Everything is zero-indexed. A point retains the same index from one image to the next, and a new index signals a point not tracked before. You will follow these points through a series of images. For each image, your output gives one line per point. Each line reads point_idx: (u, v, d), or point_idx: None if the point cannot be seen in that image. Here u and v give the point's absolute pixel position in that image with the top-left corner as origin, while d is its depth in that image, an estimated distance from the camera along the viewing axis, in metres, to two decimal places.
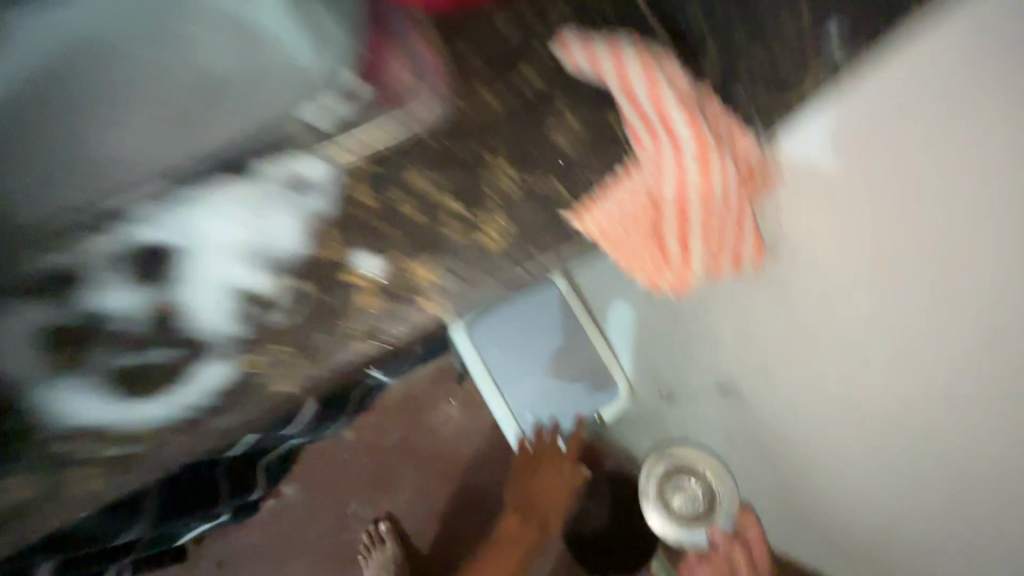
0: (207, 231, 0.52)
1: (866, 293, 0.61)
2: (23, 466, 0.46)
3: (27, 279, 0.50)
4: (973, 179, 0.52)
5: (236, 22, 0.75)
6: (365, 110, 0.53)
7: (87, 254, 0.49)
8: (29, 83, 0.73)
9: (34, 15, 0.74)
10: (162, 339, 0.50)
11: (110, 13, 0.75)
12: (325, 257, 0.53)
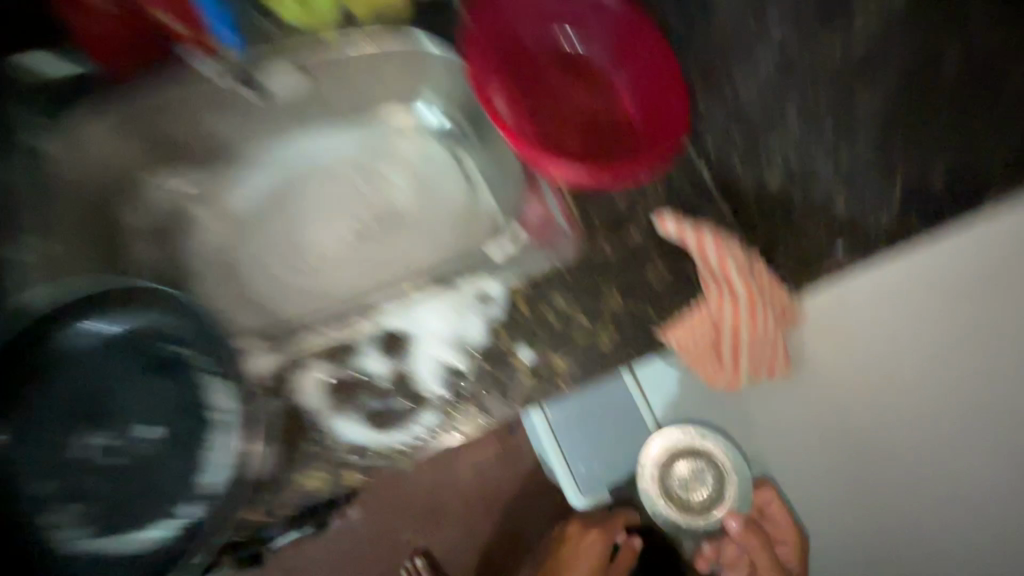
0: (428, 325, 0.82)
1: (863, 404, 0.87)
2: (318, 465, 0.73)
3: (315, 346, 0.78)
4: (925, 342, 0.77)
5: (421, 175, 1.09)
6: (531, 253, 0.87)
7: (359, 335, 0.79)
8: (271, 198, 1.03)
9: (282, 150, 1.04)
10: (398, 392, 0.78)
11: (334, 155, 1.07)
12: (499, 347, 0.81)
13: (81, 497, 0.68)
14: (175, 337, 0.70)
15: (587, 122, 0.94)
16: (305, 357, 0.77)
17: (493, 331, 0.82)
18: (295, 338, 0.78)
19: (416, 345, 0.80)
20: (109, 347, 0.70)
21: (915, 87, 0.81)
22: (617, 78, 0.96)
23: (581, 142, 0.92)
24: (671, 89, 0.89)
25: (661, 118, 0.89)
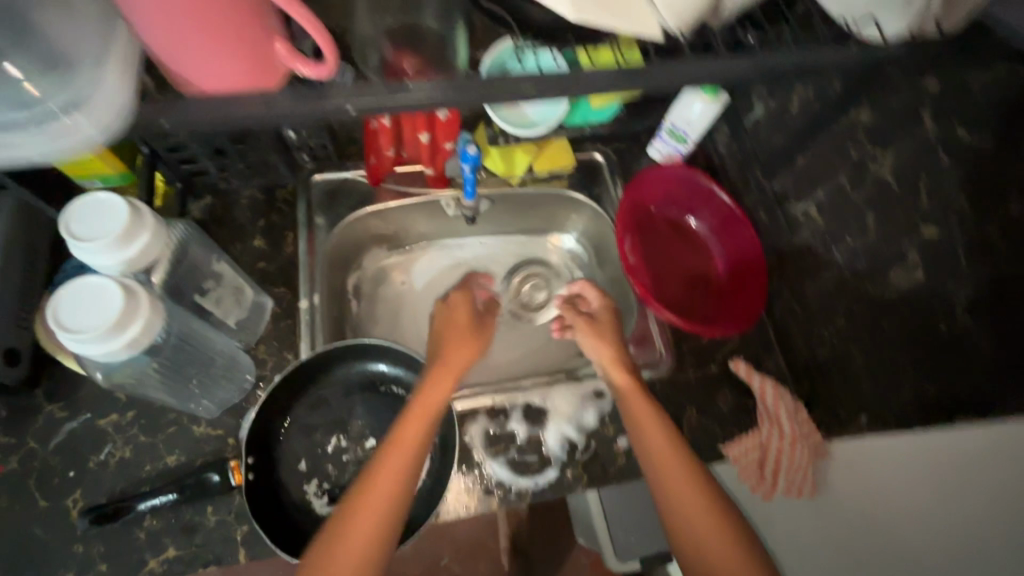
0: (558, 405, 1.13)
1: (894, 542, 0.87)
2: (472, 491, 1.05)
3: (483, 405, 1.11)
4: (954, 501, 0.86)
5: (551, 282, 1.41)
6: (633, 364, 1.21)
7: (512, 403, 1.12)
8: (439, 280, 1.37)
9: (451, 246, 1.40)
10: (531, 449, 1.09)
11: (490, 256, 1.41)
12: (604, 432, 1.12)
13: (317, 475, 1.02)
14: (397, 380, 1.07)
15: (691, 280, 1.27)
16: (474, 412, 1.11)
17: (603, 419, 1.13)
18: (466, 395, 1.12)
19: (550, 417, 1.12)
20: (363, 381, 1.07)
21: (978, 291, 0.84)
22: (718, 251, 1.27)
23: (683, 295, 1.24)
24: (758, 273, 1.19)
25: (749, 291, 1.18)
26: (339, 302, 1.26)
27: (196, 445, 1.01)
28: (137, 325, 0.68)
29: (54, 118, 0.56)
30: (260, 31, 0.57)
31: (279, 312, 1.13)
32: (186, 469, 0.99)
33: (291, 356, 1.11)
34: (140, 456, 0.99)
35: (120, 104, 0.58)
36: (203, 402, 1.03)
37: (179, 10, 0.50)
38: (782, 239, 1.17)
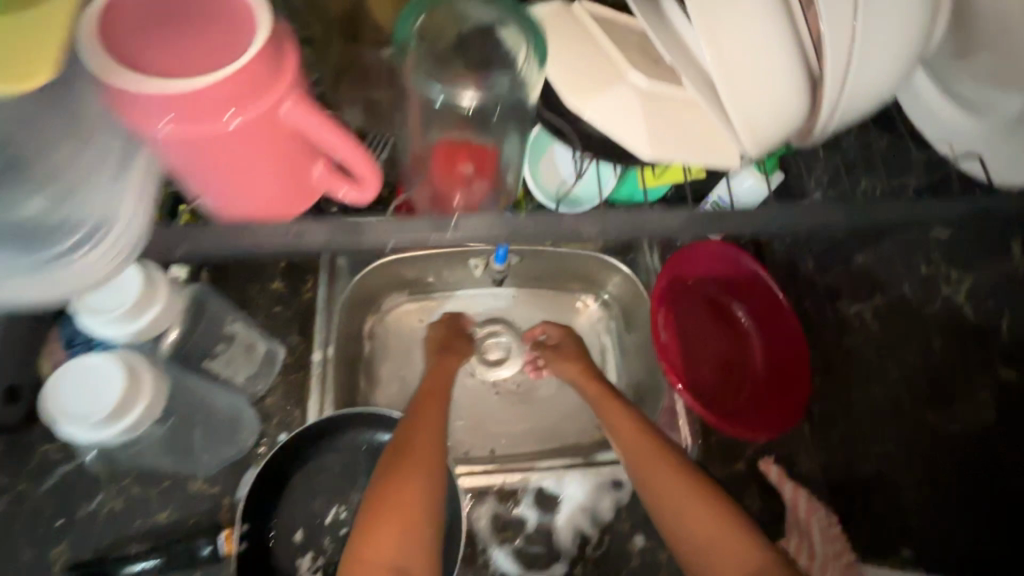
0: (572, 491, 1.06)
1: None
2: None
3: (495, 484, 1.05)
4: None
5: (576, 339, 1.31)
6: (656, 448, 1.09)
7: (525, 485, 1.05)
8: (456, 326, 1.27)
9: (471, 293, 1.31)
10: (538, 540, 1.02)
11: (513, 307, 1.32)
12: (620, 527, 1.04)
13: (312, 548, 0.96)
14: None
15: (728, 367, 1.15)
16: (483, 492, 1.05)
17: (618, 511, 1.05)
18: (478, 472, 1.06)
19: (563, 504, 1.05)
20: (369, 450, 1.00)
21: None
22: (758, 339, 1.15)
23: (719, 384, 1.13)
24: (801, 368, 1.08)
25: (789, 389, 1.08)
26: (353, 346, 1.19)
27: (191, 502, 0.96)
28: (139, 410, 0.63)
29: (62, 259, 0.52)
30: (300, 160, 0.54)
31: (289, 363, 1.07)
32: (177, 530, 0.94)
33: (298, 411, 1.04)
34: (132, 509, 0.94)
35: (125, 244, 0.54)
36: (204, 458, 0.98)
37: (211, 147, 0.49)
38: (833, 337, 1.06)
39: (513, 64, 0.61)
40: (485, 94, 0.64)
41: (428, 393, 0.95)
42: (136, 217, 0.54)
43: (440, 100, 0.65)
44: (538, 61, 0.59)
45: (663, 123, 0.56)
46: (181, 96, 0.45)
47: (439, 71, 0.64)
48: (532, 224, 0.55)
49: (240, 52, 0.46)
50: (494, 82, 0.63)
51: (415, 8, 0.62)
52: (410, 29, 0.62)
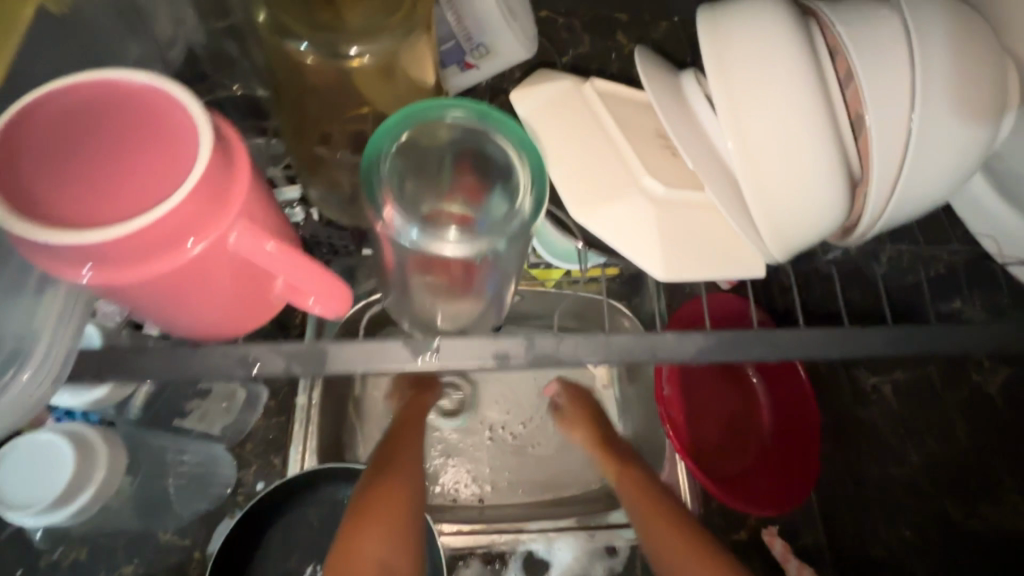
0: (562, 556, 0.81)
1: None
2: None
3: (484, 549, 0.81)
4: None
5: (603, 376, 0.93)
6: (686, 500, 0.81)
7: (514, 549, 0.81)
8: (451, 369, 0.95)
9: None
10: None
11: None
12: None
13: None
14: None
15: (732, 429, 0.84)
16: (467, 554, 0.81)
17: None
18: (463, 531, 0.82)
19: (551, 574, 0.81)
20: None
21: None
22: (765, 398, 0.85)
23: (717, 447, 0.82)
24: (813, 439, 0.78)
25: (793, 465, 0.77)
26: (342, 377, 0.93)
27: (156, 559, 0.73)
28: (89, 495, 0.58)
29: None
30: (262, 292, 0.35)
31: (274, 405, 0.82)
32: None
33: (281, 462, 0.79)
34: (93, 561, 0.71)
35: (28, 405, 0.33)
36: (174, 506, 0.75)
37: (148, 291, 0.30)
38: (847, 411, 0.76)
39: (523, 215, 0.32)
40: (485, 233, 0.31)
41: (402, 430, 0.63)
42: (54, 359, 0.34)
43: (404, 238, 0.32)
44: (540, 203, 0.32)
45: (688, 237, 0.41)
46: (92, 245, 0.26)
47: (402, 199, 0.32)
48: (521, 349, 0.39)
49: (178, 175, 0.27)
50: (489, 227, 0.32)
51: (391, 126, 0.33)
52: (385, 156, 0.32)
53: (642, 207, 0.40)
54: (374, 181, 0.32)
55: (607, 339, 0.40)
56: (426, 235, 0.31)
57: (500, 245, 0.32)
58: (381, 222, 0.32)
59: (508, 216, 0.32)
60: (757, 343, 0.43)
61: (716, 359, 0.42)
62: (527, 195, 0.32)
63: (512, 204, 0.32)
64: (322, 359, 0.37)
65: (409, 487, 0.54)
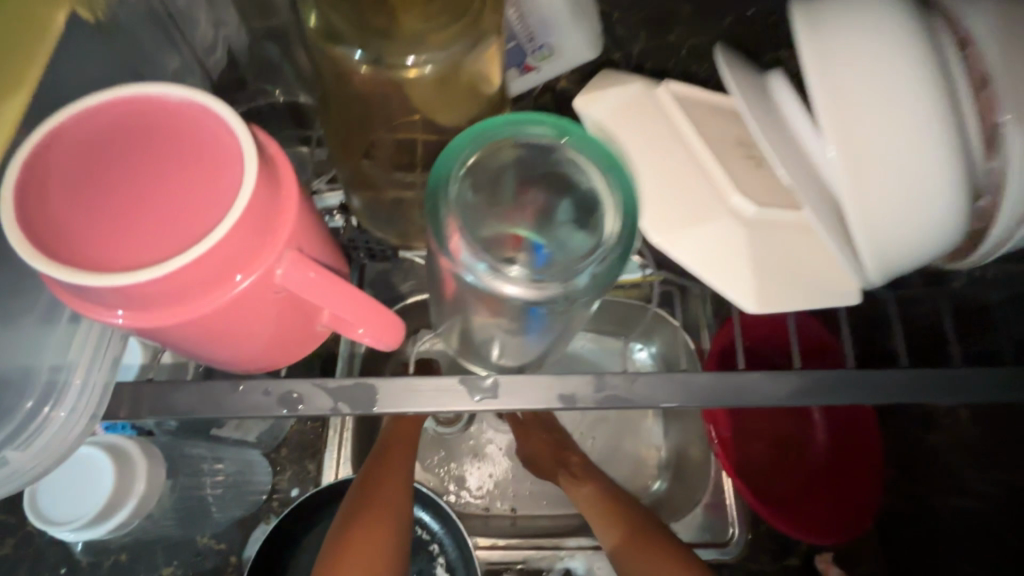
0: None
1: None
2: None
3: (518, 563, 0.70)
4: None
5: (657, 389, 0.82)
6: (752, 522, 0.71)
7: (550, 564, 0.70)
8: None
9: None
10: None
11: None
12: None
13: None
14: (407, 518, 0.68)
15: (782, 455, 0.71)
16: (504, 568, 0.70)
17: None
18: (500, 543, 0.71)
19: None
20: None
21: None
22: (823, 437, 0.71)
23: (770, 472, 0.70)
24: (869, 470, 0.66)
25: (846, 496, 0.66)
26: None
27: (195, 562, 0.72)
28: (126, 512, 0.55)
29: (34, 424, 0.30)
30: (308, 322, 0.32)
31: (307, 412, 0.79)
32: None
33: (315, 468, 0.76)
34: (134, 562, 0.71)
35: (65, 442, 0.30)
36: (213, 512, 0.73)
37: (188, 331, 0.27)
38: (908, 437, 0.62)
39: (609, 250, 0.28)
40: (569, 271, 0.27)
41: (388, 456, 0.59)
42: (90, 394, 0.31)
43: (471, 274, 0.28)
44: (629, 237, 0.28)
45: (783, 266, 0.36)
46: (130, 288, 0.23)
47: (471, 227, 0.28)
48: (589, 390, 0.35)
49: (222, 206, 0.24)
50: (569, 265, 0.28)
51: (456, 145, 0.29)
52: (452, 179, 0.29)
53: (730, 230, 0.36)
54: (440, 209, 0.28)
55: (685, 379, 0.36)
56: (499, 271, 0.27)
57: (582, 285, 0.28)
58: (446, 254, 0.28)
59: (591, 252, 0.28)
60: (857, 380, 0.38)
61: (807, 401, 0.37)
62: (612, 227, 0.28)
63: (595, 238, 0.28)
64: (373, 397, 0.34)
65: (396, 489, 0.56)
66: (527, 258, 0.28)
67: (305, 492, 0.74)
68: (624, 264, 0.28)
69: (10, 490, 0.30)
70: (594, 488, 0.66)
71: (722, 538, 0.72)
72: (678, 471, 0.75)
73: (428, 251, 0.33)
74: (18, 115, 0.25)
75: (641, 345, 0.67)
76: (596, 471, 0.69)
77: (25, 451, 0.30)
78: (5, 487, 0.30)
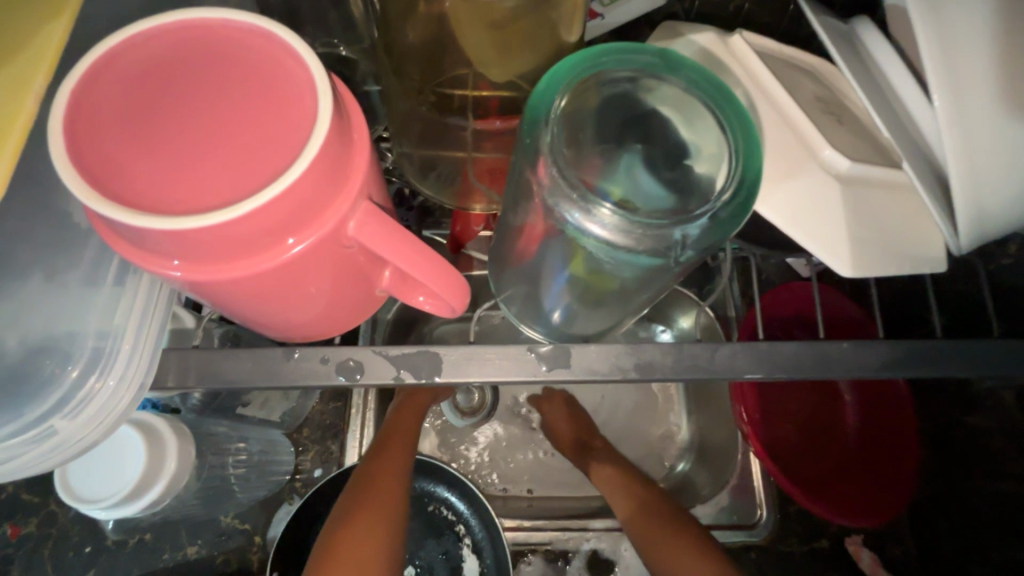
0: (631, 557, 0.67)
1: None
2: None
3: (547, 544, 0.68)
4: None
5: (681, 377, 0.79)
6: (787, 503, 0.69)
7: (576, 546, 0.67)
8: None
9: None
10: None
11: None
12: None
13: None
14: (430, 497, 0.66)
15: (815, 437, 0.68)
16: (529, 550, 0.68)
17: None
18: (525, 524, 0.68)
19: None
20: None
21: None
22: (854, 419, 0.67)
23: (803, 454, 0.67)
24: (908, 451, 0.62)
25: (886, 478, 0.63)
26: None
27: (219, 542, 0.70)
28: (156, 490, 0.53)
29: (81, 392, 0.28)
30: (371, 281, 0.30)
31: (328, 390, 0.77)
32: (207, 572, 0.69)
33: (337, 448, 0.74)
34: (160, 541, 0.70)
35: (114, 412, 0.28)
36: (235, 494, 0.70)
37: (248, 288, 0.25)
38: (949, 416, 0.59)
39: (724, 200, 0.25)
40: (684, 218, 0.25)
41: (390, 445, 0.57)
42: (138, 360, 0.28)
43: (570, 217, 0.26)
44: (742, 186, 0.25)
45: (872, 227, 0.33)
46: (194, 234, 0.20)
47: (573, 166, 0.25)
48: (666, 358, 0.32)
49: (295, 145, 0.21)
50: (682, 212, 0.25)
51: (554, 75, 0.26)
52: (551, 112, 0.26)
53: (822, 186, 0.33)
54: (541, 143, 0.25)
55: (769, 347, 0.33)
56: (608, 214, 0.24)
57: (694, 235, 0.25)
58: (548, 195, 0.26)
59: (705, 199, 0.25)
60: (954, 349, 0.35)
61: (899, 372, 0.34)
62: (727, 173, 0.26)
63: (707, 185, 0.26)
64: (437, 365, 0.31)
65: (396, 468, 0.54)
66: (636, 202, 0.25)
67: (328, 473, 0.72)
68: (742, 214, 0.25)
69: (57, 464, 0.27)
70: (615, 468, 0.64)
71: (755, 518, 0.69)
72: (703, 452, 0.73)
73: (515, 191, 0.31)
74: (64, 35, 0.22)
75: (664, 326, 0.64)
76: (617, 455, 0.67)
77: (72, 421, 0.28)
78: (54, 460, 0.27)
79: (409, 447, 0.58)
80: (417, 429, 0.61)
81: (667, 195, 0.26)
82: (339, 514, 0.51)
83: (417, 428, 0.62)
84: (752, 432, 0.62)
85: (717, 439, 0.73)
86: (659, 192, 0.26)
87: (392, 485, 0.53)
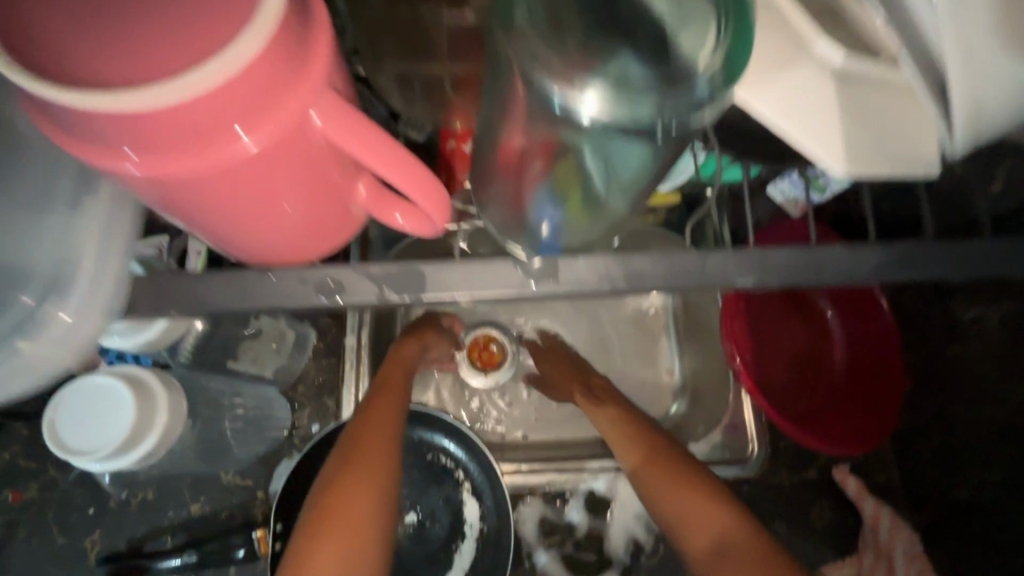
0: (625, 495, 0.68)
1: None
2: None
3: (547, 487, 0.68)
4: None
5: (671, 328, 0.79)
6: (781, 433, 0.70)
7: (577, 487, 0.68)
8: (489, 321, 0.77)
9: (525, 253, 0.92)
10: (603, 562, 0.66)
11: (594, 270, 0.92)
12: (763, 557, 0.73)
13: None
14: (428, 446, 0.66)
15: (806, 369, 0.69)
16: (527, 492, 0.69)
17: None
18: (522, 467, 0.70)
19: (616, 510, 0.68)
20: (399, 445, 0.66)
21: None
22: (840, 351, 0.68)
23: (792, 387, 0.68)
24: (894, 378, 0.63)
25: (872, 402, 0.64)
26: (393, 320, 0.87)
27: (221, 498, 0.68)
28: (151, 441, 0.53)
29: (47, 315, 0.28)
30: (346, 194, 0.28)
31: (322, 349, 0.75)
32: (212, 529, 0.67)
33: (333, 402, 0.71)
34: (163, 500, 0.68)
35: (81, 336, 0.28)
36: (232, 449, 0.69)
37: (209, 190, 0.23)
38: (931, 347, 0.59)
39: (713, 67, 0.25)
40: (675, 86, 0.24)
41: (376, 403, 0.55)
42: (103, 286, 0.28)
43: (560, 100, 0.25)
44: (734, 54, 0.25)
45: (863, 124, 0.32)
46: (141, 113, 0.19)
47: (555, 42, 0.24)
48: (655, 267, 0.32)
49: (242, 17, 0.20)
50: (673, 82, 0.25)
51: None
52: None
53: (813, 82, 0.32)
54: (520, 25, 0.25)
55: (761, 253, 0.32)
56: (594, 86, 0.24)
57: (691, 106, 0.25)
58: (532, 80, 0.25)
59: (693, 69, 0.25)
60: (938, 249, 0.34)
61: (891, 276, 0.34)
62: (715, 42, 0.25)
63: (689, 59, 0.25)
64: (419, 280, 0.30)
65: (387, 427, 0.53)
66: (626, 75, 0.24)
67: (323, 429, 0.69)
68: (735, 80, 0.25)
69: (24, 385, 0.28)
70: (609, 410, 0.63)
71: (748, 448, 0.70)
72: (695, 392, 0.75)
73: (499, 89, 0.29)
74: None
75: None
76: (616, 395, 0.66)
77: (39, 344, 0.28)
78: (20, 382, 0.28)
79: (399, 408, 0.56)
80: (405, 386, 0.60)
81: (656, 66, 0.25)
82: (325, 476, 0.49)
83: (406, 388, 0.60)
84: (744, 369, 0.62)
85: (710, 378, 0.74)
86: (647, 64, 0.25)
87: (378, 447, 0.50)
